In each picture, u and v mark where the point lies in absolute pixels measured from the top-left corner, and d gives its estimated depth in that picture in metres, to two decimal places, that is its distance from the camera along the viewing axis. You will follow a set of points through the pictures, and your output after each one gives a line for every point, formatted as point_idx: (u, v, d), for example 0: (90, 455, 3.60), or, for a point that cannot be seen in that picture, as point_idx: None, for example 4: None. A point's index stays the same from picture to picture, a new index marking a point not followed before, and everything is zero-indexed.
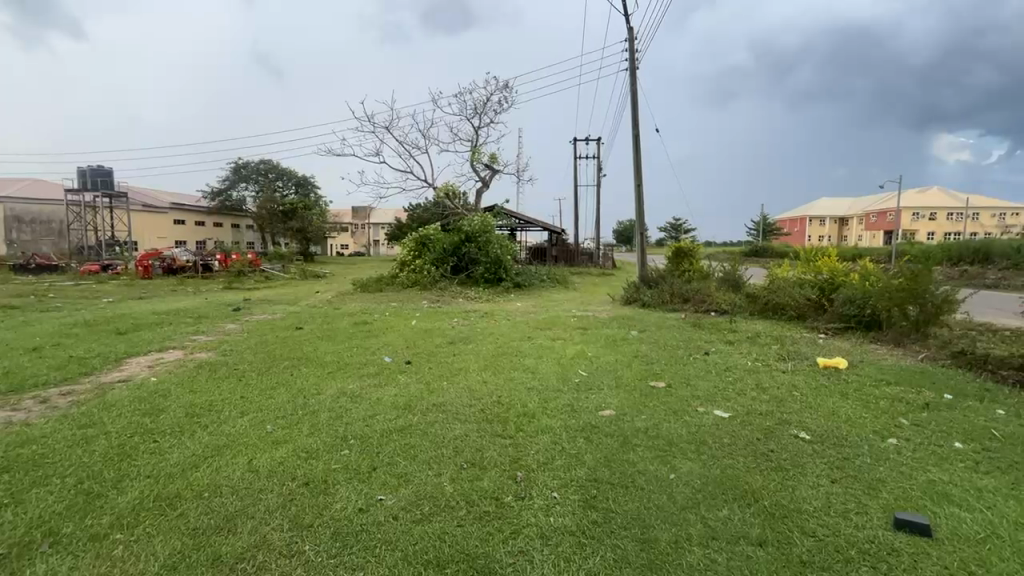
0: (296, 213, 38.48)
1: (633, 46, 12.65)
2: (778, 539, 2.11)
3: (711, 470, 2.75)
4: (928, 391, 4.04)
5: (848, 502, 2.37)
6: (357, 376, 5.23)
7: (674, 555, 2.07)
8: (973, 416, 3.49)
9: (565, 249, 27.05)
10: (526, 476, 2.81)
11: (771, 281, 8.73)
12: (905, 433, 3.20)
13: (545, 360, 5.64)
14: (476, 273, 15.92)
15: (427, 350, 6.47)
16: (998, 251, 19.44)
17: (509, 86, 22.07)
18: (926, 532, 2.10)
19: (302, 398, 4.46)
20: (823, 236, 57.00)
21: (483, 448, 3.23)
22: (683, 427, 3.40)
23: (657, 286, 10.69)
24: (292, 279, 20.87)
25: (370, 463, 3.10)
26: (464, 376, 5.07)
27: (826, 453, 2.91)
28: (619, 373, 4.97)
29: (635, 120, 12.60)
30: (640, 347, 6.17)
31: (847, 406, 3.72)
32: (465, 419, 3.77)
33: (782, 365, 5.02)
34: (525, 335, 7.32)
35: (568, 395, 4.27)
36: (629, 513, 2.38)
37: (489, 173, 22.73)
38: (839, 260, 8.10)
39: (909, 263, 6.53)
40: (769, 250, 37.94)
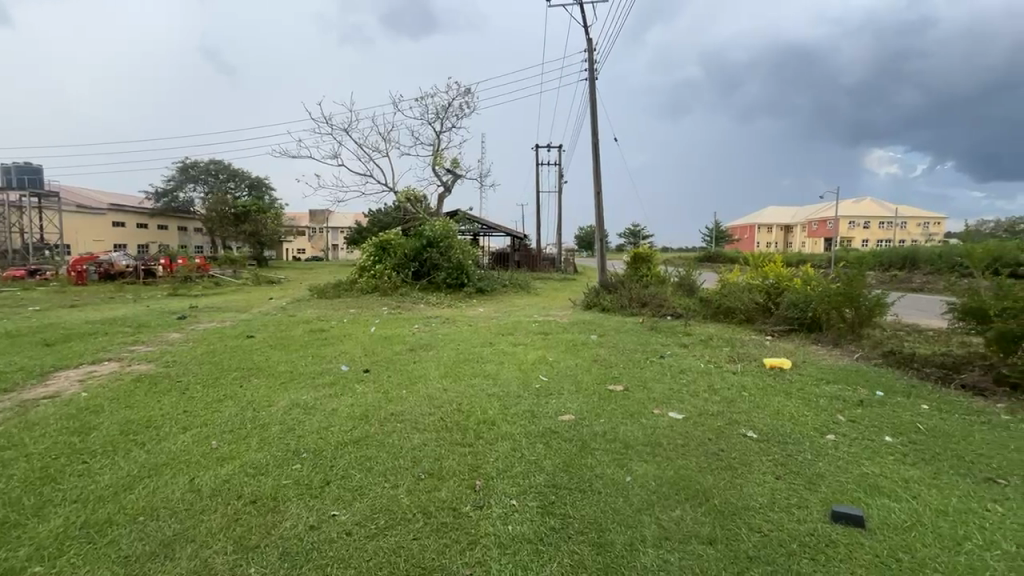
0: (249, 216, 36.87)
1: (592, 57, 12.98)
2: (726, 536, 2.18)
3: (665, 472, 2.82)
4: (862, 389, 4.33)
5: (791, 497, 2.49)
6: (311, 386, 5.02)
7: (629, 557, 2.10)
8: (901, 411, 3.76)
9: (527, 254, 27.25)
10: (485, 485, 2.79)
11: (722, 285, 9.12)
12: (842, 429, 3.40)
13: (505, 366, 5.63)
14: (438, 278, 15.70)
15: (386, 358, 6.32)
16: (924, 256, 21.16)
17: (471, 92, 22.15)
18: (859, 524, 2.23)
19: (252, 411, 4.25)
20: (770, 242, 60.21)
21: (441, 458, 3.18)
22: (639, 430, 3.48)
23: (616, 291, 10.95)
24: (243, 284, 19.94)
25: (322, 477, 2.98)
26: (424, 383, 4.98)
27: (771, 451, 3.05)
28: (578, 377, 5.04)
29: (593, 129, 12.90)
30: (599, 352, 6.29)
31: (790, 405, 3.92)
32: (423, 429, 3.70)
33: (732, 367, 5.24)
34: (487, 341, 7.30)
35: (528, 401, 4.28)
36: (586, 518, 2.40)
37: (452, 177, 22.64)
38: (784, 266, 8.56)
39: (845, 268, 6.98)
40: (721, 255, 39.82)
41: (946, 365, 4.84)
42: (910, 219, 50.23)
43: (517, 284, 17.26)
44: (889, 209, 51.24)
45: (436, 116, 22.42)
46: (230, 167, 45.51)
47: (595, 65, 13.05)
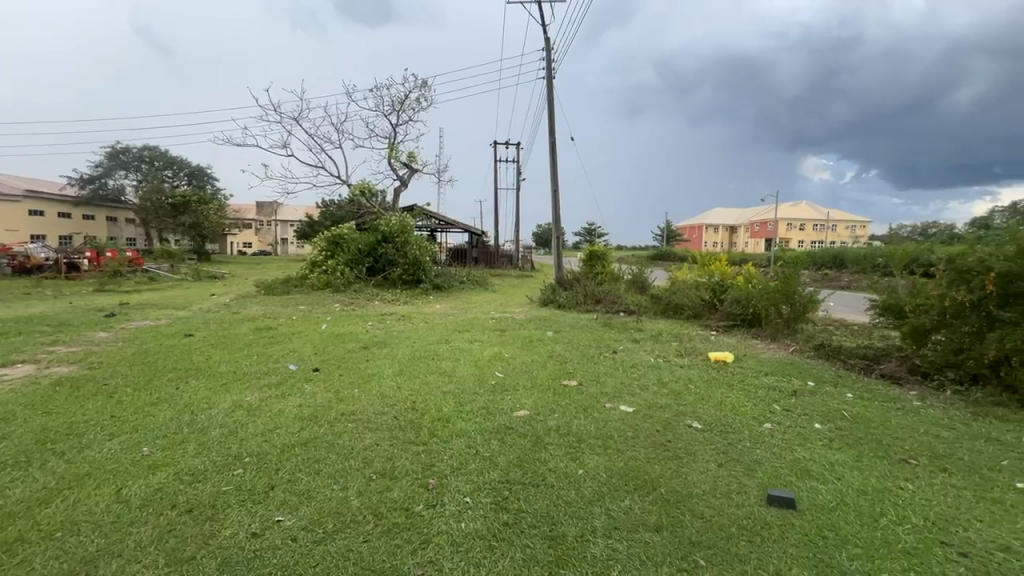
0: (187, 207, 34.53)
1: (550, 56, 13.08)
2: (671, 523, 2.28)
3: (616, 464, 2.90)
4: (796, 380, 4.64)
5: (731, 483, 2.63)
6: (255, 387, 4.77)
7: (580, 549, 2.14)
8: (829, 400, 4.06)
9: (484, 251, 27.18)
10: (438, 483, 2.76)
11: (672, 282, 9.49)
12: (777, 418, 3.63)
13: (461, 363, 5.60)
14: (393, 274, 15.36)
15: (338, 356, 6.11)
16: (851, 257, 22.99)
17: (428, 85, 21.80)
18: (791, 505, 2.39)
19: (189, 415, 3.99)
20: (716, 242, 63.25)
21: (393, 458, 3.11)
22: (591, 424, 3.56)
23: (572, 288, 11.14)
24: (181, 280, 18.67)
25: (267, 482, 2.84)
26: (377, 382, 4.87)
27: (714, 440, 3.21)
28: (534, 373, 5.09)
29: (551, 127, 13.02)
30: (555, 348, 6.38)
31: (732, 396, 4.15)
32: (376, 428, 3.61)
33: (679, 361, 5.46)
34: (443, 338, 7.21)
35: (483, 398, 4.27)
36: (539, 512, 2.42)
37: (408, 172, 22.19)
38: (728, 265, 9.01)
39: (782, 267, 7.45)
40: (671, 253, 41.46)
41: (868, 356, 5.28)
42: (839, 222, 54.24)
43: (474, 280, 17.17)
44: (822, 212, 55.13)
45: (392, 108, 21.89)
46: (166, 154, 42.41)
47: (553, 64, 13.16)
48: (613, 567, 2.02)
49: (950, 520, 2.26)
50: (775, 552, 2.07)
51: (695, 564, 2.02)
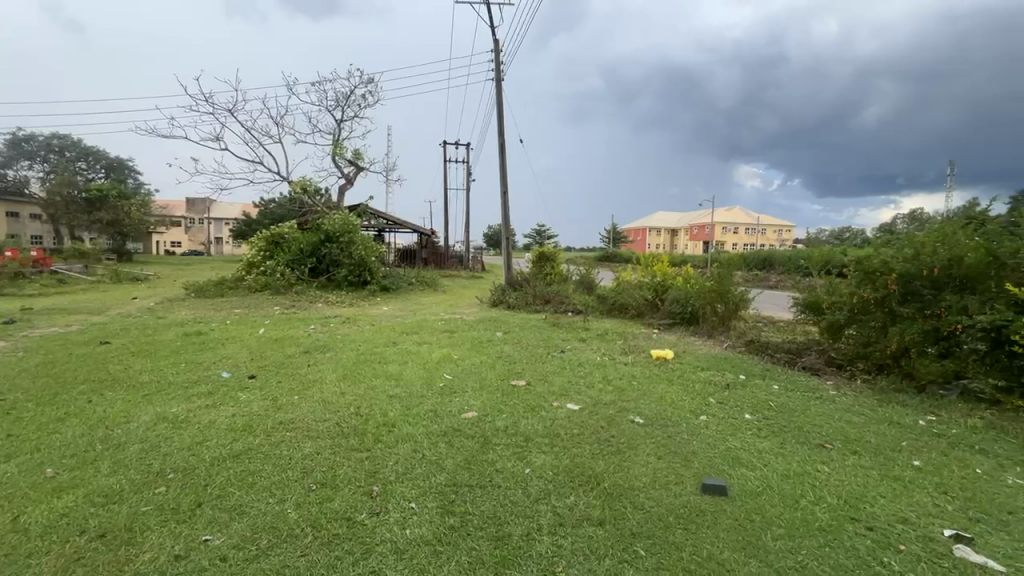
0: (104, 202, 31.51)
1: (498, 58, 13.14)
2: (614, 517, 2.35)
3: (562, 461, 2.95)
4: (729, 374, 4.95)
5: (669, 475, 2.75)
6: (182, 397, 4.42)
7: (525, 547, 2.16)
8: (758, 391, 4.35)
9: (434, 251, 26.82)
10: (383, 490, 2.68)
11: (617, 283, 9.81)
12: (712, 410, 3.85)
13: (408, 365, 5.49)
14: (338, 276, 14.76)
15: (277, 362, 5.80)
16: (778, 259, 24.85)
17: (375, 81, 21.23)
18: (722, 492, 2.54)
19: (104, 430, 3.63)
20: (659, 244, 66.13)
21: (335, 466, 2.99)
22: (539, 423, 3.60)
23: (522, 288, 11.24)
24: (97, 281, 16.99)
25: (194, 499, 2.64)
26: (319, 387, 4.66)
27: (655, 434, 3.35)
28: (482, 374, 5.08)
29: (500, 128, 13.06)
30: (503, 348, 6.41)
31: (672, 391, 4.34)
32: (317, 436, 3.45)
33: (624, 359, 5.65)
34: (390, 341, 7.03)
35: (431, 401, 4.21)
36: (486, 513, 2.42)
37: (353, 169, 21.48)
38: (669, 266, 9.45)
39: (717, 268, 7.91)
40: (618, 254, 42.92)
41: (792, 350, 5.71)
42: (768, 226, 58.38)
43: (423, 281, 16.88)
44: (753, 216, 59.14)
45: (336, 103, 21.09)
46: (78, 143, 38.47)
47: (502, 67, 13.23)
48: (558, 563, 2.05)
49: (859, 498, 2.48)
50: (709, 538, 2.18)
51: (636, 555, 2.08)
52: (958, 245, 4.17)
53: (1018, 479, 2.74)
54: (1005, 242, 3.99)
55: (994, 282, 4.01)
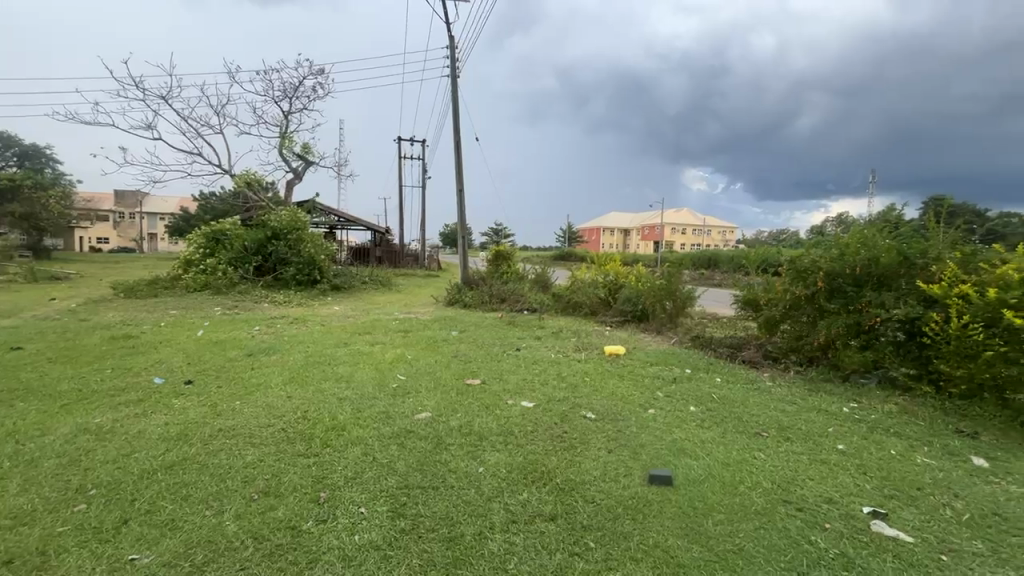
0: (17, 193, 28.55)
1: (454, 54, 13.01)
2: (565, 511, 2.39)
3: (515, 458, 2.96)
4: (676, 368, 5.17)
5: (619, 468, 2.83)
6: (107, 406, 4.07)
7: (478, 546, 2.15)
8: (703, 384, 4.57)
9: (388, 249, 26.20)
10: (330, 496, 2.59)
11: (572, 281, 9.97)
12: (660, 404, 4.00)
13: (360, 366, 5.33)
14: (285, 274, 14.06)
15: (217, 365, 5.46)
16: (722, 258, 26.15)
17: (325, 73, 20.45)
18: (668, 482, 2.64)
19: (13, 444, 3.29)
20: (612, 244, 67.92)
21: (280, 473, 2.85)
22: (493, 421, 3.60)
23: (477, 287, 11.20)
24: (8, 280, 15.34)
25: (120, 515, 2.44)
26: (263, 392, 4.44)
27: (606, 429, 3.43)
28: (437, 374, 5.03)
29: (456, 126, 12.94)
30: (458, 347, 6.35)
31: (623, 386, 4.47)
32: (260, 443, 3.29)
33: (578, 356, 5.76)
34: (341, 341, 6.81)
35: (383, 402, 4.11)
36: (438, 514, 2.39)
37: (302, 164, 20.61)
38: (621, 265, 9.71)
39: (667, 267, 8.22)
40: (573, 253, 43.69)
41: (733, 345, 6.02)
42: (714, 227, 61.36)
43: (377, 280, 16.45)
44: (700, 218, 61.99)
45: (283, 94, 20.13)
46: None
47: (458, 63, 13.10)
48: (510, 560, 2.06)
49: (790, 481, 2.66)
50: (655, 527, 2.26)
51: (586, 547, 2.13)
52: (876, 245, 4.56)
53: (925, 457, 3.04)
54: (916, 244, 4.40)
55: (907, 280, 4.42)
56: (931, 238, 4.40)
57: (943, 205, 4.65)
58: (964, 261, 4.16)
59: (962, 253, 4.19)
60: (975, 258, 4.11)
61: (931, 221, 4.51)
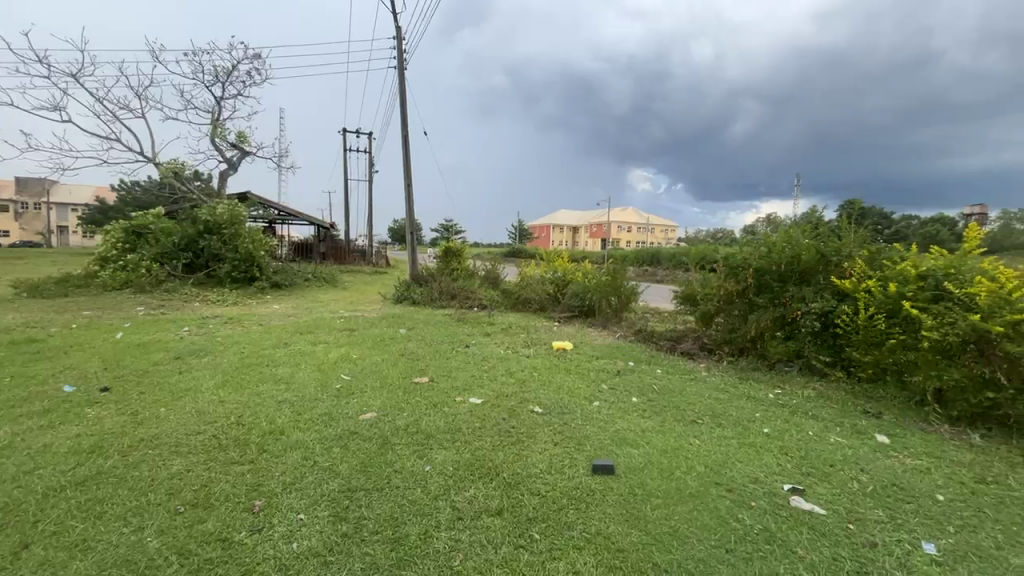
0: None
1: (401, 46, 12.67)
2: (511, 505, 2.41)
3: (462, 455, 2.95)
4: (621, 361, 5.36)
5: (564, 459, 2.89)
6: (5, 419, 3.64)
7: (423, 546, 2.13)
8: (645, 376, 4.77)
9: (333, 245, 25.19)
10: (267, 504, 2.46)
11: (521, 278, 10.04)
12: (605, 396, 4.13)
13: (302, 367, 5.10)
14: (220, 271, 13.15)
15: (138, 370, 5.01)
16: (665, 255, 27.30)
17: (261, 57, 19.29)
18: (610, 471, 2.73)
19: None
20: (562, 241, 69.13)
21: (210, 483, 2.68)
22: (441, 419, 3.57)
23: (427, 284, 11.04)
24: None
25: (19, 539, 2.19)
26: (192, 397, 4.14)
27: (552, 422, 3.50)
28: (383, 373, 4.91)
29: (403, 119, 12.64)
30: (406, 345, 6.24)
31: (570, 380, 4.58)
32: (189, 452, 3.06)
33: (527, 351, 5.83)
34: (280, 341, 6.48)
35: (326, 403, 3.96)
36: (382, 516, 2.34)
37: (236, 153, 19.35)
38: (569, 262, 9.88)
39: (613, 263, 8.47)
40: (524, 251, 44.11)
41: (673, 337, 6.32)
42: (656, 225, 64.13)
43: (321, 277, 15.78)
44: (643, 216, 64.52)
45: (214, 77, 18.77)
46: None
47: (405, 55, 12.78)
48: (455, 558, 2.05)
49: (722, 464, 2.84)
50: (598, 514, 2.33)
51: (531, 539, 2.16)
52: (798, 244, 4.94)
53: (838, 436, 3.34)
54: (831, 242, 4.82)
55: (824, 275, 4.82)
56: (845, 238, 4.83)
57: (855, 207, 5.11)
58: (871, 258, 4.60)
59: (869, 251, 4.63)
60: (880, 255, 4.56)
61: (845, 222, 4.94)
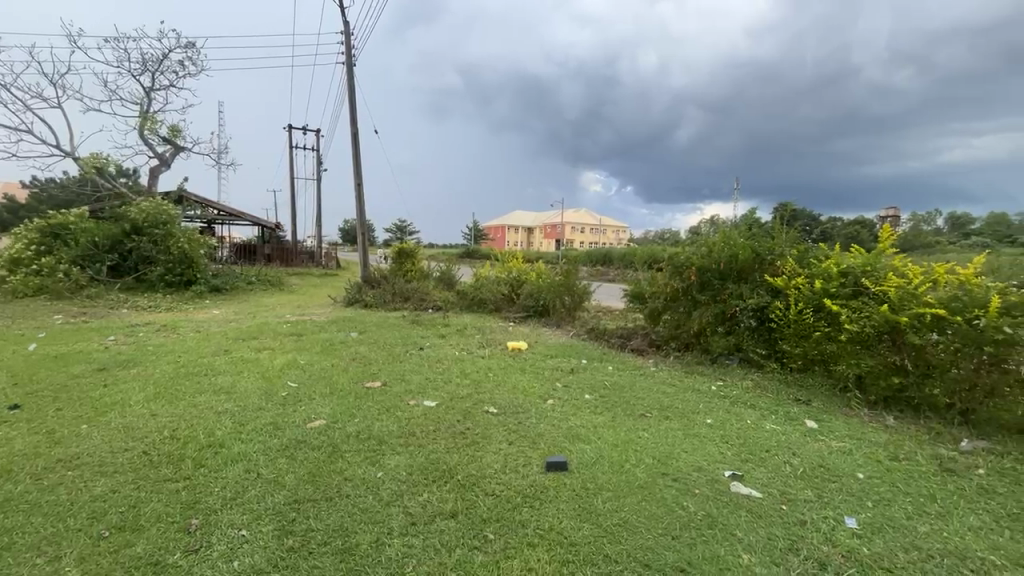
0: None
1: (349, 40, 12.31)
2: (465, 507, 2.40)
3: (416, 459, 2.91)
4: (574, 359, 5.47)
5: (518, 458, 2.92)
6: None
7: (374, 554, 2.08)
8: (597, 372, 4.91)
9: (278, 246, 24.05)
10: (204, 522, 2.31)
11: (476, 278, 10.01)
12: (558, 394, 4.20)
13: (244, 375, 4.84)
14: (151, 275, 12.22)
15: (55, 385, 4.56)
16: (615, 255, 28.13)
17: (195, 47, 18.13)
18: (563, 468, 2.78)
19: None
20: (517, 242, 69.56)
21: (138, 504, 2.48)
22: (394, 423, 3.49)
23: (379, 286, 10.78)
24: None
25: None
26: (119, 411, 3.82)
27: (507, 421, 3.53)
28: (333, 378, 4.75)
29: (352, 116, 12.27)
30: (357, 349, 6.06)
31: (524, 379, 4.63)
32: (115, 471, 2.83)
33: (482, 352, 5.83)
34: (221, 349, 6.11)
35: (271, 413, 3.78)
36: (332, 526, 2.26)
37: (168, 148, 18.05)
38: (523, 262, 9.95)
39: (566, 263, 8.62)
40: (479, 251, 44.16)
41: (623, 334, 6.52)
42: (608, 226, 65.94)
43: (265, 280, 15.01)
44: (595, 217, 66.23)
45: (141, 66, 17.41)
46: None
47: (353, 50, 12.43)
48: (408, 563, 2.02)
49: (669, 455, 2.96)
50: (550, 511, 2.37)
51: (485, 540, 2.16)
52: (735, 244, 5.24)
53: (772, 424, 3.57)
54: (765, 242, 5.14)
55: (759, 273, 5.13)
56: (777, 238, 5.17)
57: (787, 209, 5.48)
58: (800, 257, 4.94)
59: (799, 250, 4.99)
60: (808, 255, 4.93)
61: (778, 223, 5.29)
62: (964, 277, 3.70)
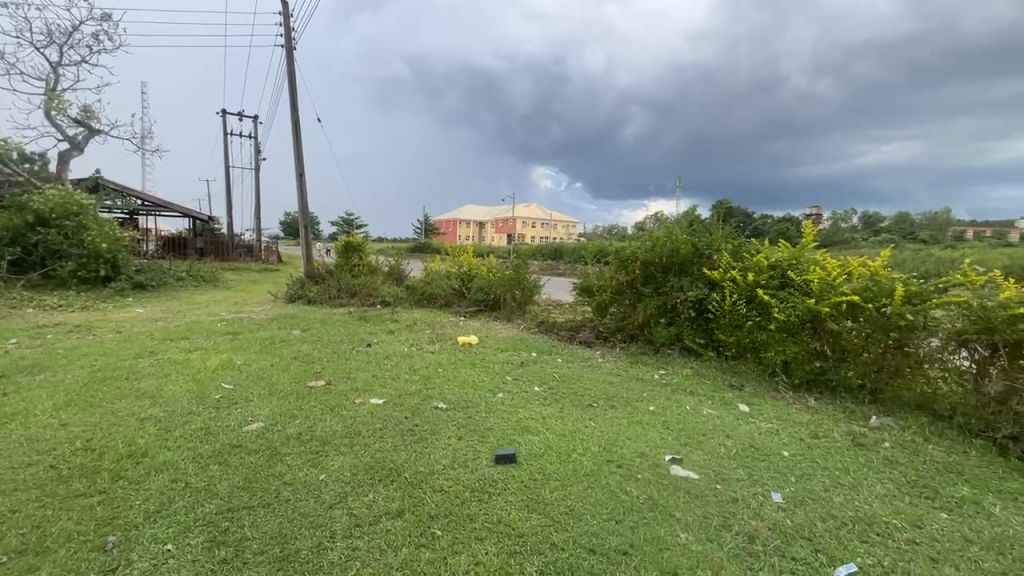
0: None
1: (288, 22, 11.63)
2: (412, 504, 2.36)
3: (361, 459, 2.82)
4: (523, 352, 5.52)
5: (467, 453, 2.90)
6: None
7: (315, 559, 2.00)
8: (546, 365, 4.99)
9: (212, 240, 22.48)
10: (123, 539, 2.12)
11: (426, 273, 9.84)
12: (507, 387, 4.21)
13: (172, 378, 4.48)
14: (61, 271, 11.01)
15: None
16: (566, 249, 28.55)
17: (111, 20, 16.45)
18: (512, 460, 2.80)
19: None
20: (469, 236, 69.09)
21: (44, 523, 2.24)
22: (338, 423, 3.37)
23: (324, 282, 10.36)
24: None
25: None
26: (22, 422, 3.43)
27: (456, 416, 3.50)
28: (272, 378, 4.51)
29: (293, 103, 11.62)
30: (300, 347, 5.80)
31: (473, 373, 4.60)
32: (17, 489, 2.53)
33: (431, 347, 5.75)
34: (146, 350, 5.63)
35: (202, 417, 3.53)
36: (269, 534, 2.14)
37: (81, 130, 16.33)
38: (474, 256, 9.88)
39: (517, 257, 8.63)
40: (429, 246, 43.39)
41: (572, 327, 6.65)
42: (559, 221, 66.92)
43: (197, 275, 14.00)
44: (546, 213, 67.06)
45: (46, 38, 15.59)
46: None
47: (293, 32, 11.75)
48: (353, 566, 1.96)
49: (613, 442, 3.06)
50: (499, 504, 2.37)
51: (433, 536, 2.14)
52: (677, 239, 5.47)
53: (709, 409, 3.78)
54: (703, 237, 5.40)
55: (698, 266, 5.38)
56: (714, 233, 5.44)
57: (724, 206, 5.77)
58: (734, 251, 5.23)
59: (733, 245, 5.27)
60: (741, 249, 5.22)
61: (715, 219, 5.56)
62: (874, 268, 4.07)
